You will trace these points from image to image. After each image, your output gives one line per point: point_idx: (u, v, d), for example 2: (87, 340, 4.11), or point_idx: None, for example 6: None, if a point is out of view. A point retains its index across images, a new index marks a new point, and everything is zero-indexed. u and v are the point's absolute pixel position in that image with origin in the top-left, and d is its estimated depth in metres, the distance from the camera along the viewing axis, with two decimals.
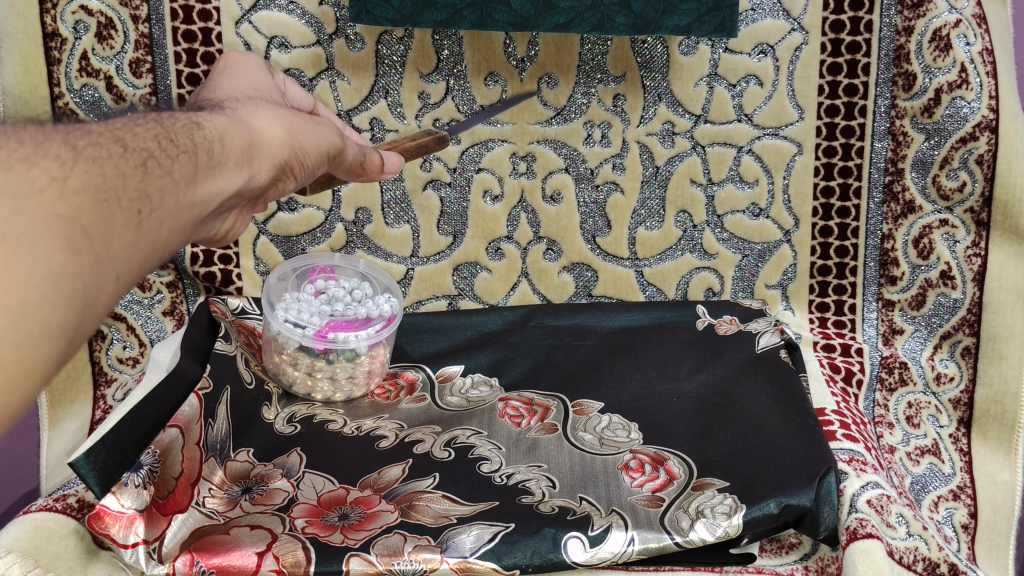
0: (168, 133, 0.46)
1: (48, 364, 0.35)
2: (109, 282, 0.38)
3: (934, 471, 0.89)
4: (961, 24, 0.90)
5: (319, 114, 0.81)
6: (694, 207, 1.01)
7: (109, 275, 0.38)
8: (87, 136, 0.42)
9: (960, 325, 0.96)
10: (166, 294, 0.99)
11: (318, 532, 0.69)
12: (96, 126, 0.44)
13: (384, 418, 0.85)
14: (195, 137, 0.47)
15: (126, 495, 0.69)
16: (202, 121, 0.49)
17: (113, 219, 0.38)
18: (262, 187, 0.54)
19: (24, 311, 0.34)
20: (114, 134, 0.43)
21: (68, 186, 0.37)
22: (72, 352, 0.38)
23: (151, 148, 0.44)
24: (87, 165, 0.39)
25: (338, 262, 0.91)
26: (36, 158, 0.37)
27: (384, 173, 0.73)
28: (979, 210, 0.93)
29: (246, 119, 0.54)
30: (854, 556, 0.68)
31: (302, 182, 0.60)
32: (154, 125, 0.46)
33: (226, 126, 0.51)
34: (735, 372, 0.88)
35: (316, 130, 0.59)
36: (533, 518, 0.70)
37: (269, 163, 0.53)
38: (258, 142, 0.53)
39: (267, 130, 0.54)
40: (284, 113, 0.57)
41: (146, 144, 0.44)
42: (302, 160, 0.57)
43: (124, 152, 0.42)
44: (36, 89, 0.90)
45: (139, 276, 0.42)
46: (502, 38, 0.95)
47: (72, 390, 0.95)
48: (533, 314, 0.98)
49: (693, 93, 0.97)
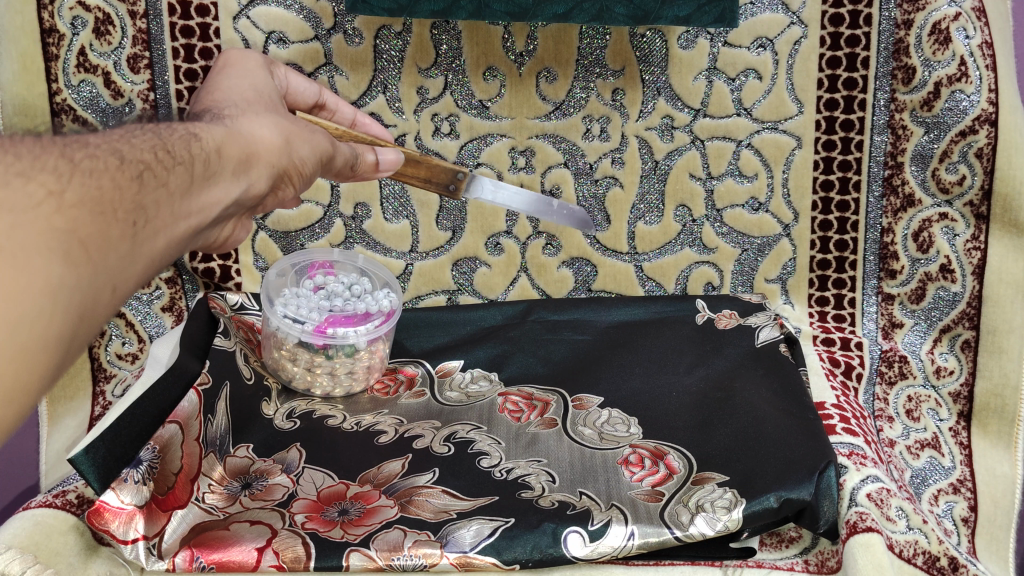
0: (165, 144, 0.45)
1: (44, 376, 0.35)
2: (105, 293, 0.38)
3: (933, 464, 0.89)
4: (961, 17, 0.90)
5: (325, 101, 0.81)
6: (693, 201, 1.01)
7: (105, 286, 0.38)
8: (84, 148, 0.41)
9: (959, 319, 0.96)
10: (165, 290, 0.99)
11: (317, 528, 0.69)
12: (93, 137, 0.43)
13: (384, 413, 0.85)
14: (193, 148, 0.47)
15: (126, 491, 0.68)
16: (200, 132, 0.49)
17: (109, 232, 0.38)
18: (260, 194, 0.54)
19: (22, 325, 0.33)
20: (111, 146, 0.43)
21: (65, 200, 0.37)
22: (69, 361, 0.38)
23: (147, 160, 0.43)
24: (83, 179, 0.38)
25: (336, 257, 0.91)
26: (33, 171, 0.36)
27: (378, 171, 0.73)
28: (978, 204, 0.93)
29: (242, 127, 0.53)
30: (854, 549, 0.67)
31: (299, 188, 0.60)
32: (151, 136, 0.45)
33: (226, 137, 0.50)
34: (735, 366, 0.88)
35: (310, 137, 0.58)
36: (533, 513, 0.70)
37: (266, 172, 0.53)
38: (256, 152, 0.52)
39: (264, 138, 0.54)
40: (279, 120, 0.56)
41: (142, 156, 0.43)
42: (299, 168, 0.57)
43: (121, 164, 0.42)
44: (34, 85, 0.90)
45: (135, 286, 0.42)
46: (501, 32, 0.94)
47: (72, 386, 0.94)
48: (532, 309, 0.99)
49: (692, 87, 0.97)
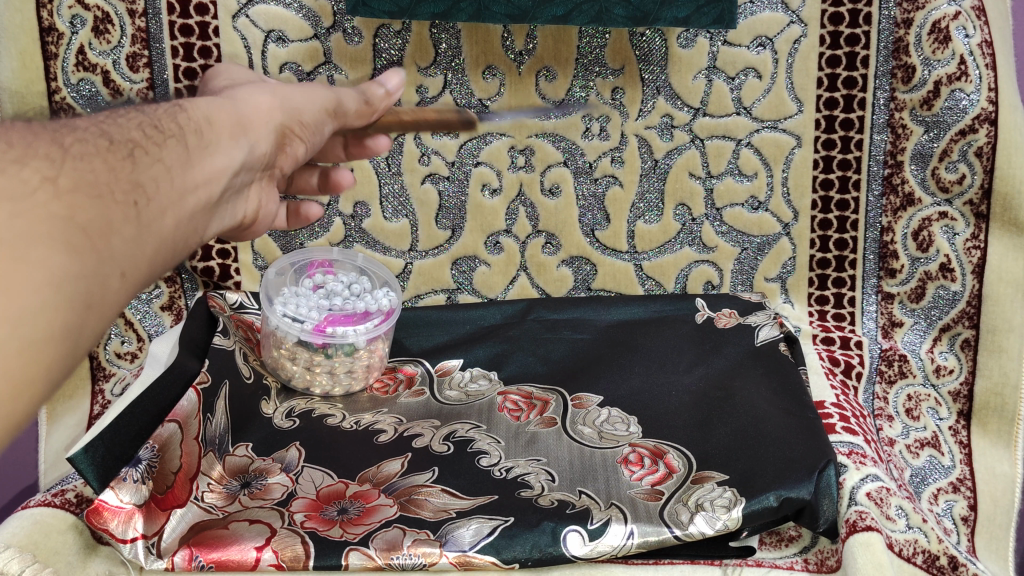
0: (153, 121, 0.46)
1: (51, 369, 0.34)
2: (114, 279, 0.38)
3: (933, 464, 0.89)
4: (961, 16, 0.90)
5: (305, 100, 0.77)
6: (693, 200, 1.01)
7: (113, 272, 0.38)
8: (74, 133, 0.42)
9: (959, 318, 0.95)
10: (164, 289, 0.99)
11: (316, 527, 0.68)
12: (81, 121, 0.44)
13: (383, 412, 0.84)
14: (182, 121, 0.47)
15: (125, 490, 0.68)
16: (187, 105, 0.49)
17: (109, 216, 0.38)
18: (267, 157, 0.54)
19: (27, 318, 0.33)
20: (99, 128, 0.43)
21: (59, 185, 0.37)
22: (82, 354, 0.37)
23: (136, 138, 0.44)
24: (76, 164, 0.39)
25: (336, 256, 0.91)
26: (27, 158, 0.37)
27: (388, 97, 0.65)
28: (978, 203, 0.93)
29: (234, 98, 0.54)
30: (853, 548, 0.67)
31: (310, 144, 0.60)
32: (138, 115, 0.46)
33: (216, 106, 0.51)
34: (735, 365, 0.88)
35: (302, 90, 0.58)
36: (532, 512, 0.69)
37: (264, 132, 0.53)
38: (248, 115, 0.53)
39: (255, 102, 0.54)
40: (267, 86, 0.57)
41: (132, 135, 0.44)
42: (300, 122, 0.57)
43: (110, 144, 0.42)
44: (33, 83, 0.90)
45: (148, 270, 0.42)
46: (500, 31, 0.94)
47: (71, 385, 0.94)
48: (531, 308, 0.99)
49: (691, 86, 0.97)
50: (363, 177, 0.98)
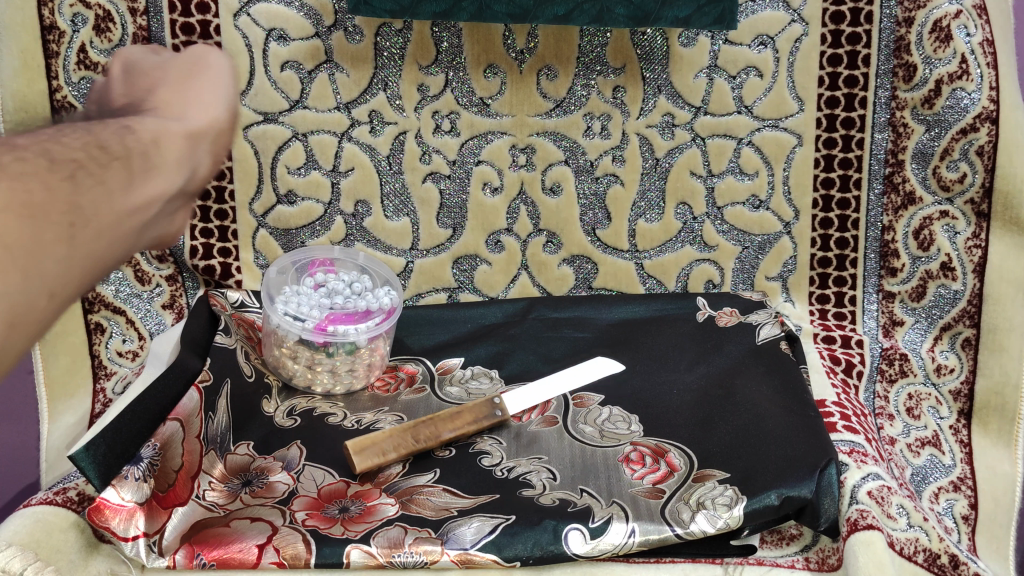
0: (98, 139, 0.38)
1: None
2: (38, 299, 0.33)
3: (934, 462, 0.88)
4: (962, 15, 0.90)
5: None
6: (694, 199, 1.01)
7: (38, 293, 0.33)
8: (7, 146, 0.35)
9: (960, 317, 0.95)
10: (166, 287, 0.99)
11: (318, 524, 0.68)
12: (17, 136, 0.37)
13: (384, 411, 0.84)
14: (128, 140, 0.40)
15: (126, 488, 0.68)
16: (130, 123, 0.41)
17: (39, 237, 0.33)
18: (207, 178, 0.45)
19: None
20: (38, 145, 0.36)
21: None
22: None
23: (78, 157, 0.36)
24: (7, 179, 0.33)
25: (337, 255, 0.91)
26: None
27: None
28: (979, 201, 0.93)
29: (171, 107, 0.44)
30: (855, 547, 0.67)
31: None
32: (81, 130, 0.38)
33: (172, 123, 0.42)
34: (736, 363, 0.88)
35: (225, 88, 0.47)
36: (533, 511, 0.70)
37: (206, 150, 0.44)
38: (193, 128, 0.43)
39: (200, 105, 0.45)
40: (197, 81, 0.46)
41: (73, 153, 0.36)
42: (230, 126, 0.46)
43: (50, 163, 0.35)
44: (34, 83, 0.89)
45: (82, 293, 0.37)
46: (502, 30, 0.94)
47: (72, 383, 0.93)
48: (532, 307, 1.00)
49: (692, 85, 0.97)
50: (364, 175, 0.99)
